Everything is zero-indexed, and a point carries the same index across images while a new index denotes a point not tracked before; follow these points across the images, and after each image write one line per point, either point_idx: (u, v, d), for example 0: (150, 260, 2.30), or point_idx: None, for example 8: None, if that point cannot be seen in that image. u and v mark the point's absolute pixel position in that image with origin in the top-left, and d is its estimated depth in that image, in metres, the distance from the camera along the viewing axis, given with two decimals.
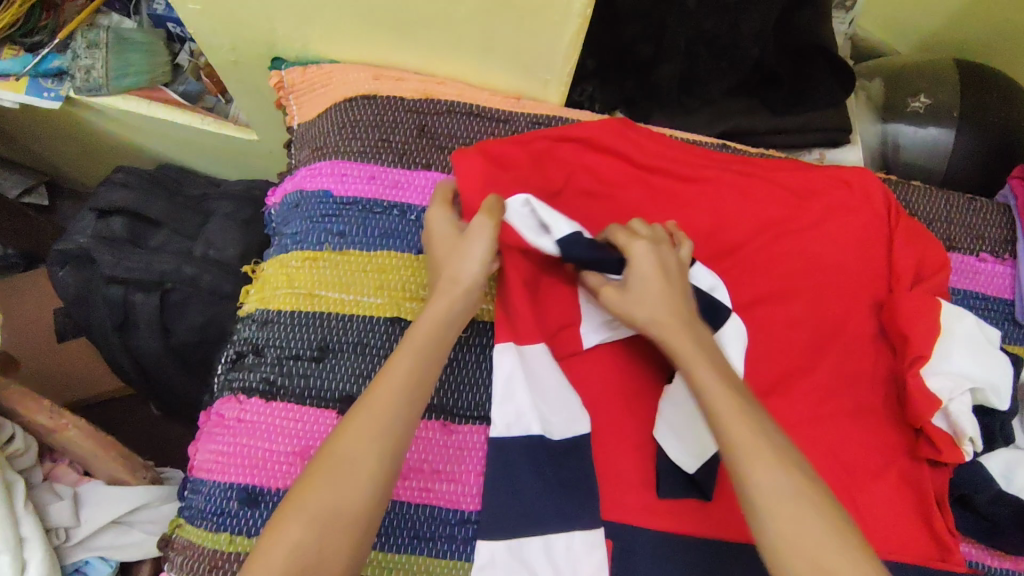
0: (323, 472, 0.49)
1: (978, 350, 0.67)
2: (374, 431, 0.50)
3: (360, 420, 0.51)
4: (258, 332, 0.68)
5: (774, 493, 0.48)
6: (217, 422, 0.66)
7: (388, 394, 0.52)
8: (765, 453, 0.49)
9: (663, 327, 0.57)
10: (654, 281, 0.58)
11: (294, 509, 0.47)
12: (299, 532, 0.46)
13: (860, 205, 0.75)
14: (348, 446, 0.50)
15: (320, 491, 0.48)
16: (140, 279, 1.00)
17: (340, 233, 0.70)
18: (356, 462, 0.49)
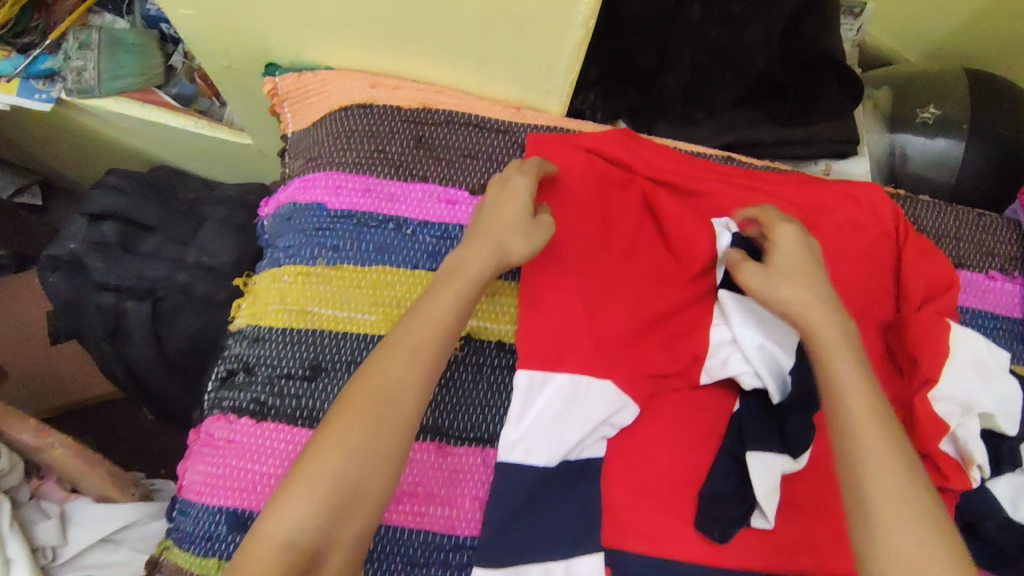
0: (367, 406, 0.53)
1: (986, 374, 0.66)
2: (414, 370, 0.55)
3: (405, 362, 0.55)
4: (249, 349, 0.66)
5: (896, 494, 0.51)
6: (206, 441, 0.64)
7: (421, 338, 0.57)
8: (880, 432, 0.53)
9: (809, 305, 0.59)
10: (801, 263, 0.61)
11: (332, 440, 0.52)
12: (339, 462, 0.52)
13: (867, 222, 0.74)
14: (389, 384, 0.54)
15: (362, 426, 0.53)
16: (133, 287, 1.00)
17: (334, 247, 0.68)
18: (401, 403, 0.54)
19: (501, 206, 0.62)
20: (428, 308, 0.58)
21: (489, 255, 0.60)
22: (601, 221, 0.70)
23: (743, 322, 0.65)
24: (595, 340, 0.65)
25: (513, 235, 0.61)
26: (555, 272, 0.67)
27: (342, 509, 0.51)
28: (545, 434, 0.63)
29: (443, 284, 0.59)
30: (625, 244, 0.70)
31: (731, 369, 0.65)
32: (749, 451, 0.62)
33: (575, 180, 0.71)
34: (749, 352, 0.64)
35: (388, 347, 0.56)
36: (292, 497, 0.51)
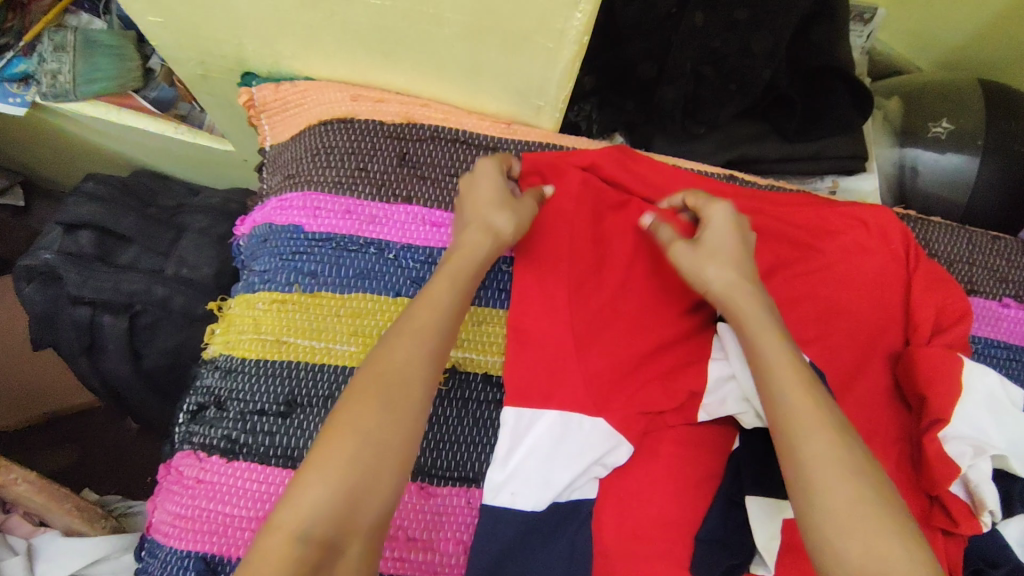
0: (376, 389, 0.50)
1: (1000, 412, 0.62)
2: (421, 352, 0.52)
3: (411, 346, 0.52)
4: (221, 381, 0.63)
5: (823, 458, 0.49)
6: (176, 479, 0.61)
7: (427, 322, 0.53)
8: (820, 421, 0.51)
9: (728, 286, 0.59)
10: (727, 242, 0.61)
11: (344, 423, 0.48)
12: (350, 446, 0.47)
13: (876, 246, 0.70)
14: (397, 365, 0.51)
15: (373, 409, 0.49)
16: (109, 300, 0.95)
17: (311, 273, 0.65)
18: (410, 386, 0.51)
19: (479, 183, 0.61)
20: (427, 295, 0.55)
21: (480, 239, 0.58)
22: (593, 243, 0.66)
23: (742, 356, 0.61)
24: (586, 377, 0.61)
25: (496, 211, 0.59)
26: (541, 297, 0.64)
27: (360, 497, 0.46)
28: (532, 475, 0.59)
29: (444, 270, 0.57)
30: (621, 276, 0.66)
31: (730, 408, 0.61)
32: (748, 496, 0.61)
33: (568, 197, 0.67)
34: (749, 391, 0.60)
35: (396, 331, 0.53)
36: (306, 483, 0.46)
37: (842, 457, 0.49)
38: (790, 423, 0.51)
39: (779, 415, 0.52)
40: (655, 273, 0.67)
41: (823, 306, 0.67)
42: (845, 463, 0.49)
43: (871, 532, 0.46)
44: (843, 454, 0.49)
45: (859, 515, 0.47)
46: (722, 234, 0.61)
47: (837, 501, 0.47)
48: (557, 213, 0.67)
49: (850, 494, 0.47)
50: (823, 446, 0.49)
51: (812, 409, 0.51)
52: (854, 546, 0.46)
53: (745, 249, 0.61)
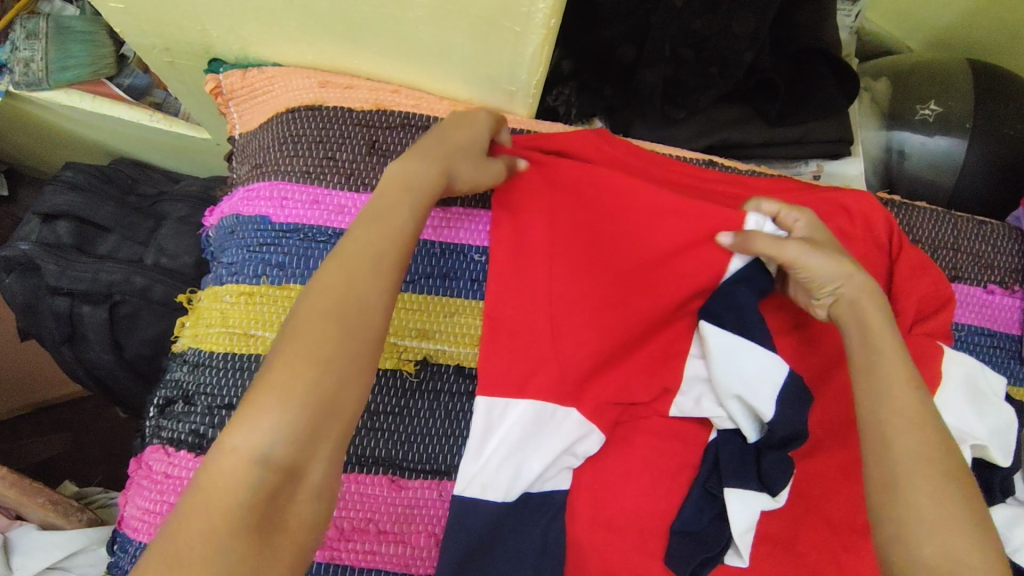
0: (333, 310, 0.45)
1: (979, 401, 0.62)
2: (379, 278, 0.48)
3: (366, 267, 0.48)
4: (189, 375, 0.62)
5: (918, 457, 0.48)
6: (145, 475, 0.60)
7: (379, 247, 0.49)
8: (911, 423, 0.49)
9: (855, 280, 0.56)
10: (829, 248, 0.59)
11: (299, 346, 0.44)
12: (310, 367, 0.43)
13: (860, 234, 0.68)
14: (353, 282, 0.47)
15: (331, 333, 0.44)
16: (87, 291, 0.94)
17: (279, 264, 0.63)
18: (367, 305, 0.47)
19: (452, 134, 0.58)
20: (381, 211, 0.51)
21: (436, 172, 0.54)
22: (571, 229, 0.63)
23: (716, 364, 0.60)
24: (561, 378, 0.60)
25: (465, 163, 0.57)
26: (506, 289, 0.62)
27: (322, 421, 0.43)
28: (504, 467, 0.58)
29: (396, 197, 0.52)
30: (617, 233, 0.62)
31: (705, 411, 0.62)
32: (726, 488, 0.59)
33: (548, 173, 0.64)
34: (724, 404, 0.60)
35: (348, 255, 0.48)
36: (266, 405, 0.42)
37: (931, 455, 0.48)
38: (870, 420, 0.51)
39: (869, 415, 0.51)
40: (644, 236, 0.62)
41: None
42: (930, 464, 0.48)
43: (950, 533, 0.45)
44: (932, 451, 0.48)
45: (942, 514, 0.46)
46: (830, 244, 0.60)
47: (919, 499, 0.47)
48: (530, 199, 0.64)
49: (939, 501, 0.46)
50: (913, 443, 0.49)
51: (904, 415, 0.50)
52: (933, 548, 0.45)
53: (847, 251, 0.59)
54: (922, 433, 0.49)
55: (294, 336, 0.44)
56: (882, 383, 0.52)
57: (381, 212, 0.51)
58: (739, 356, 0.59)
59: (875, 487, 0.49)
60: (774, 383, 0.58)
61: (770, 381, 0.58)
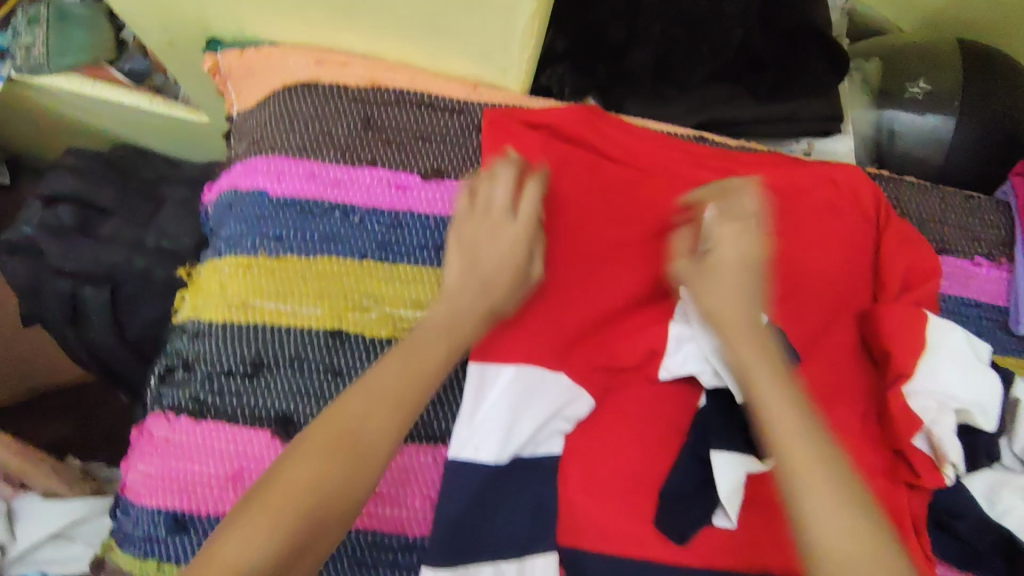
0: (338, 444, 0.48)
1: (967, 368, 0.63)
2: (399, 421, 0.50)
3: (390, 410, 0.50)
4: (189, 344, 0.63)
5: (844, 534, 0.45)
6: (147, 440, 0.61)
7: (403, 386, 0.51)
8: (829, 491, 0.46)
9: (738, 317, 0.54)
10: (736, 271, 0.56)
11: (292, 473, 0.47)
12: (303, 490, 0.46)
13: (847, 206, 0.69)
14: (371, 419, 0.49)
15: (336, 469, 0.47)
16: (90, 273, 0.96)
17: (276, 237, 0.65)
18: (379, 448, 0.49)
19: (491, 288, 0.57)
20: (418, 352, 0.53)
21: (479, 305, 0.56)
22: (568, 214, 0.67)
23: (702, 317, 0.61)
24: (552, 342, 0.62)
25: (496, 272, 0.58)
26: None
27: (301, 553, 0.45)
28: (494, 428, 0.59)
29: (433, 338, 0.55)
30: (600, 215, 0.67)
31: (692, 367, 0.61)
32: (714, 449, 0.60)
33: (542, 163, 0.67)
34: (709, 353, 0.61)
35: (374, 392, 0.50)
36: (252, 528, 0.44)
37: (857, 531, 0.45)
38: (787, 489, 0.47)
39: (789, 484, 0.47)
40: (618, 214, 0.67)
41: (794, 267, 0.67)
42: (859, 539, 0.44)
43: None
44: (857, 523, 0.45)
45: None
46: (737, 262, 0.56)
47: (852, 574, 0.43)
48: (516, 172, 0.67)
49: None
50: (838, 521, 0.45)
51: (823, 480, 0.46)
52: None
53: (750, 277, 0.56)
54: (847, 505, 0.45)
55: (298, 457, 0.47)
56: (782, 449, 0.48)
57: (416, 354, 0.53)
58: None
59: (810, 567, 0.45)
60: None
61: None
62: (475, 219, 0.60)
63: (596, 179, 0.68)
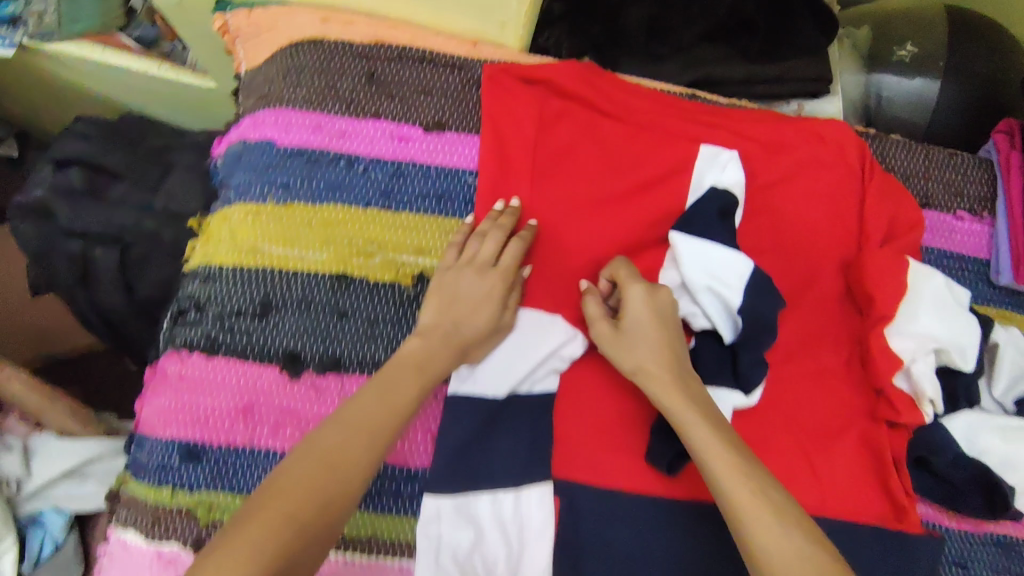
0: (324, 468, 0.49)
1: (946, 311, 0.66)
2: (376, 449, 0.51)
3: (366, 437, 0.51)
4: (201, 287, 0.66)
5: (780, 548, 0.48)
6: (161, 377, 0.64)
7: (380, 420, 0.53)
8: (765, 513, 0.49)
9: (652, 373, 0.58)
10: (650, 325, 0.60)
11: (283, 495, 0.47)
12: (289, 513, 0.46)
13: (833, 161, 0.72)
14: (352, 445, 0.50)
15: (322, 490, 0.48)
16: (100, 234, 0.99)
17: (284, 186, 0.67)
18: (358, 471, 0.50)
19: (464, 328, 0.60)
20: (394, 386, 0.55)
21: (449, 345, 0.59)
22: (564, 168, 0.69)
23: (690, 264, 0.64)
24: (549, 286, 0.67)
25: (470, 315, 0.61)
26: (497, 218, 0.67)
27: None
28: (495, 365, 0.64)
29: (408, 371, 0.57)
30: (595, 167, 0.70)
31: (680, 310, 0.65)
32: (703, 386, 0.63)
33: (538, 118, 0.70)
34: (697, 297, 0.63)
35: (350, 422, 0.52)
36: (241, 547, 0.44)
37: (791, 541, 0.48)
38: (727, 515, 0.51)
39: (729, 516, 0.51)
40: (613, 166, 0.70)
41: (779, 218, 0.71)
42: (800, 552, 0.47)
43: None
44: (786, 536, 0.48)
45: None
46: (646, 316, 0.60)
47: None
48: (514, 125, 0.70)
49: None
50: (774, 536, 0.48)
51: (759, 505, 0.50)
52: None
53: (665, 330, 0.60)
54: (780, 522, 0.49)
55: (280, 483, 0.47)
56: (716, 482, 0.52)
57: (393, 389, 0.55)
58: (708, 253, 0.63)
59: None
60: (741, 275, 0.63)
61: (737, 273, 0.63)
62: (458, 268, 0.63)
63: (592, 134, 0.71)
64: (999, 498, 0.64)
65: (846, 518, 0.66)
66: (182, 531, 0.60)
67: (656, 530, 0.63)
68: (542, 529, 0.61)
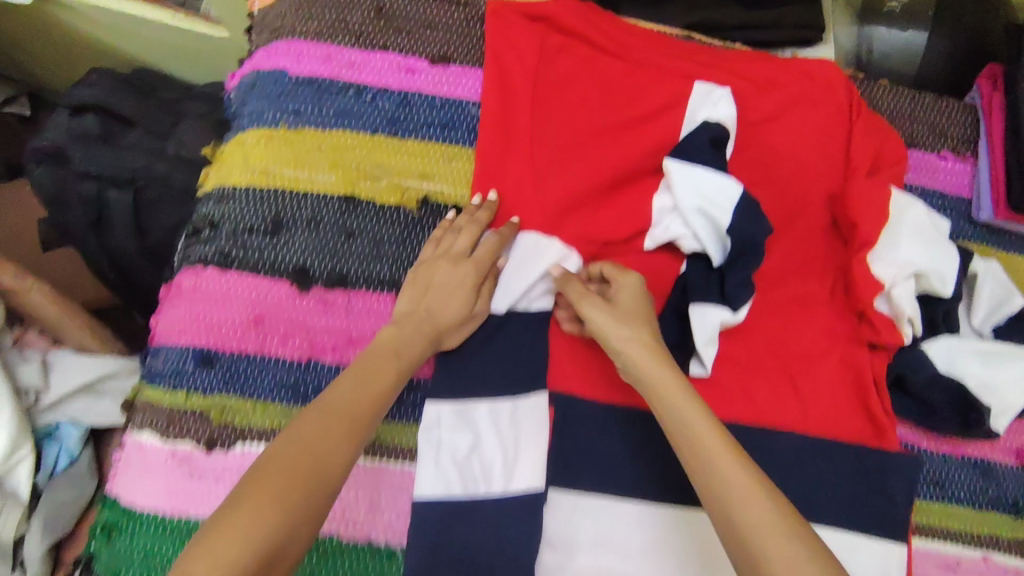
0: (300, 457, 0.50)
1: (927, 238, 0.69)
2: (354, 437, 0.53)
3: (345, 425, 0.53)
4: (215, 207, 0.69)
5: (767, 532, 0.48)
6: (176, 292, 0.67)
7: (357, 404, 0.54)
8: (756, 495, 0.50)
9: (632, 352, 0.60)
10: (635, 307, 0.63)
11: (259, 487, 0.47)
12: (270, 502, 0.47)
13: (822, 99, 0.75)
14: (327, 436, 0.52)
15: (302, 478, 0.49)
16: (114, 176, 1.03)
17: (295, 112, 0.70)
18: (333, 454, 0.51)
19: (438, 317, 0.63)
20: (372, 377, 0.57)
21: (422, 332, 0.62)
22: (563, 101, 0.73)
23: (682, 188, 0.67)
24: (546, 211, 0.69)
25: (444, 302, 0.63)
26: (496, 149, 0.71)
27: (271, 562, 0.45)
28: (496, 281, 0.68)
29: (384, 358, 0.59)
30: (593, 101, 0.73)
31: (671, 234, 0.69)
32: (692, 304, 0.66)
33: (537, 53, 0.73)
34: (688, 218, 0.67)
35: (328, 409, 0.53)
36: (224, 537, 0.45)
37: (778, 523, 0.49)
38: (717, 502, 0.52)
39: (714, 500, 0.52)
40: (611, 100, 0.73)
41: (769, 152, 0.74)
42: (787, 535, 0.48)
43: None
44: (775, 518, 0.49)
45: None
46: (634, 299, 0.64)
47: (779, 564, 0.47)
48: (517, 60, 0.73)
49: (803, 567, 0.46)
50: (761, 518, 0.49)
51: (751, 487, 0.51)
52: None
53: (649, 316, 0.63)
54: (769, 503, 0.50)
55: (254, 484, 0.47)
56: (710, 468, 0.53)
57: (369, 377, 0.57)
58: (701, 177, 0.67)
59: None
60: (731, 198, 0.67)
61: (727, 196, 0.67)
62: (434, 258, 0.65)
63: (591, 70, 0.73)
64: (975, 417, 0.69)
65: (828, 434, 0.69)
66: (195, 431, 0.64)
67: (645, 441, 0.66)
68: (537, 435, 0.65)
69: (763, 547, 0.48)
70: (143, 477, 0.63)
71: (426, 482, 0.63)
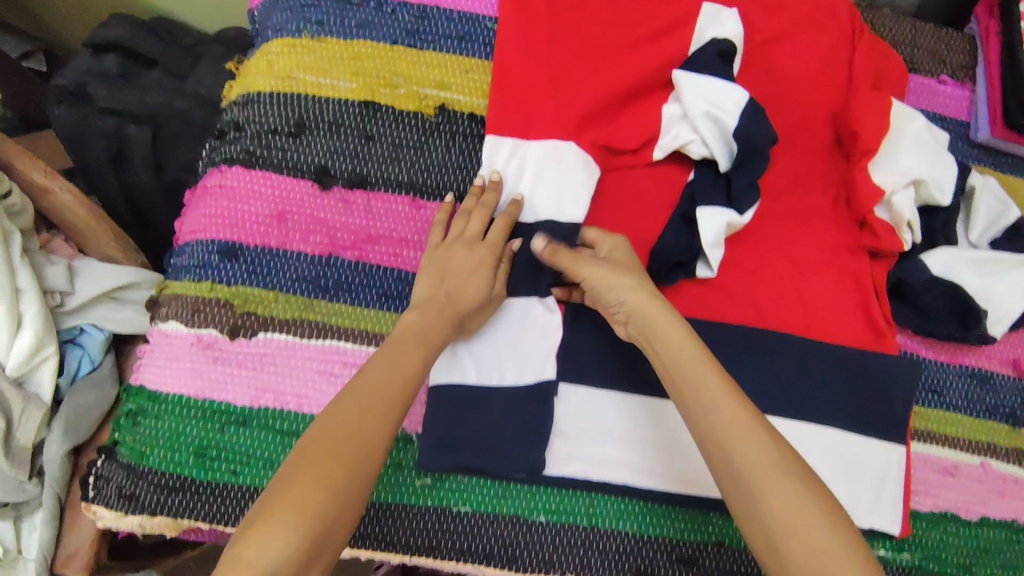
0: (338, 442, 0.51)
1: (926, 148, 0.72)
2: (389, 419, 0.54)
3: (378, 406, 0.54)
4: (240, 111, 0.71)
5: (787, 508, 0.50)
6: (202, 192, 0.70)
7: (390, 386, 0.56)
8: (774, 467, 0.51)
9: (638, 313, 0.60)
10: (629, 264, 0.63)
11: (301, 474, 0.49)
12: (315, 487, 0.49)
13: (825, 19, 0.78)
14: (364, 419, 0.53)
15: (341, 462, 0.50)
16: (134, 112, 1.04)
17: (318, 21, 0.73)
18: (370, 435, 0.53)
19: (458, 300, 0.63)
20: (402, 355, 0.58)
21: (444, 318, 0.62)
22: (580, 12, 0.74)
23: (689, 95, 0.70)
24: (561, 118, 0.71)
25: (461, 283, 0.63)
26: (514, 60, 0.73)
27: (321, 545, 0.47)
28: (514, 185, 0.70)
29: (410, 341, 0.59)
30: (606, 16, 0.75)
31: (681, 140, 0.71)
32: (698, 207, 0.69)
33: None
34: (697, 123, 0.70)
35: (360, 393, 0.54)
36: (272, 526, 0.46)
37: (797, 495, 0.50)
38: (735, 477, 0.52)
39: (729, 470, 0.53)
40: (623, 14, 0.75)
41: (774, 70, 0.76)
42: (807, 510, 0.49)
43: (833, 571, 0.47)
44: (794, 492, 0.50)
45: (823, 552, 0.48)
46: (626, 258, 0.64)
47: (799, 539, 0.48)
48: None
49: (821, 541, 0.48)
50: (781, 492, 0.50)
51: (769, 457, 0.52)
52: None
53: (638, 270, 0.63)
54: (786, 474, 0.51)
55: (295, 476, 0.49)
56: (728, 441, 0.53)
57: (397, 357, 0.58)
58: (707, 85, 0.70)
59: (765, 552, 0.50)
60: (737, 103, 0.69)
61: (733, 102, 0.70)
62: (449, 244, 0.66)
63: None
64: (972, 319, 0.71)
65: (830, 336, 0.71)
66: (219, 319, 0.66)
67: None
68: (548, 329, 0.68)
69: (782, 522, 0.49)
70: (169, 364, 0.65)
71: (441, 370, 0.66)
